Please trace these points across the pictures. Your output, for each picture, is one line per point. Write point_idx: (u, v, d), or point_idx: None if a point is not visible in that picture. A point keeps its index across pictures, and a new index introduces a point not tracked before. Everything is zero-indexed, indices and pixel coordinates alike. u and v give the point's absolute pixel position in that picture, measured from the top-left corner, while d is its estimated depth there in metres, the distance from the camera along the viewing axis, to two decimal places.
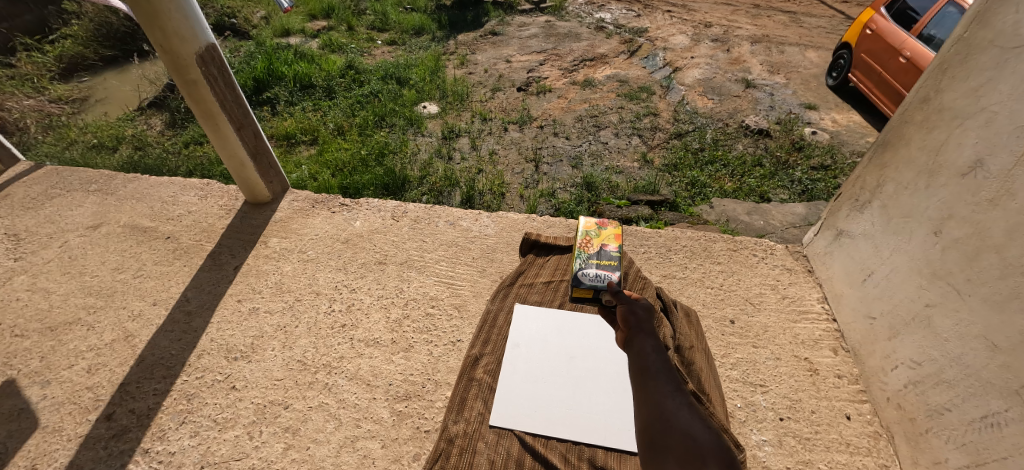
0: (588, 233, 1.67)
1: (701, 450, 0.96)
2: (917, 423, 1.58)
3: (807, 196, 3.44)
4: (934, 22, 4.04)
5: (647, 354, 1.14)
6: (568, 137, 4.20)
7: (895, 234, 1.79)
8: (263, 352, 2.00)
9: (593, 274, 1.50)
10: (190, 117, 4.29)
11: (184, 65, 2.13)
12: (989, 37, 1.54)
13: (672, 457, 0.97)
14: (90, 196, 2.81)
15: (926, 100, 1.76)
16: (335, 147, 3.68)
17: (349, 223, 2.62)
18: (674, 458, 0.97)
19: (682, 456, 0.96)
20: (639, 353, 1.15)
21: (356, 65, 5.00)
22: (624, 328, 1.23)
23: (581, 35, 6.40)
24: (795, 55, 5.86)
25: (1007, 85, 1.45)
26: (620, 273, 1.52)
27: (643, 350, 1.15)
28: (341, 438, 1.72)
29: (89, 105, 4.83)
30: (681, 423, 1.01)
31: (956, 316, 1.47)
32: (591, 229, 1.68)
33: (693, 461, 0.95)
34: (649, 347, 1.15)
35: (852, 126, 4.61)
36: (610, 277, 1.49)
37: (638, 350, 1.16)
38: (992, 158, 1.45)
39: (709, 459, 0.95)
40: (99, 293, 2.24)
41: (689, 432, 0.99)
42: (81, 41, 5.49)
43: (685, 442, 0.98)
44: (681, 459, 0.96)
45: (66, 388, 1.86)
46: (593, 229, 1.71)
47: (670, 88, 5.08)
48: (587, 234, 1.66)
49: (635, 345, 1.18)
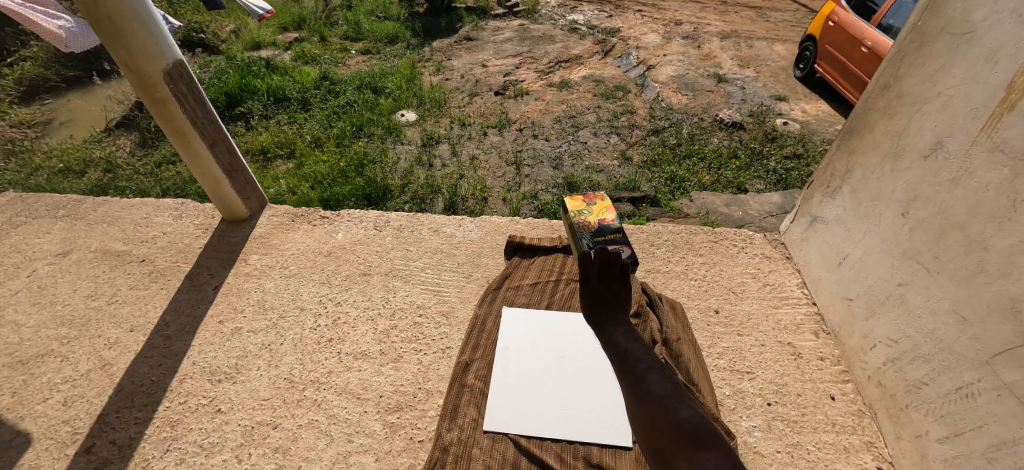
0: (581, 212, 1.71)
1: (669, 432, 0.92)
2: (897, 398, 1.63)
3: (782, 185, 3.53)
4: (892, 11, 4.19)
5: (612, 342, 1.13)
6: (548, 139, 4.23)
7: (865, 217, 1.85)
8: (248, 372, 1.95)
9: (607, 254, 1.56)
10: (160, 135, 4.19)
11: (149, 84, 2.07)
12: (941, 24, 1.61)
13: (653, 451, 0.94)
14: (58, 223, 2.72)
15: (886, 87, 1.83)
16: (313, 160, 3.64)
17: (330, 236, 2.59)
18: (652, 450, 0.94)
19: (658, 450, 0.93)
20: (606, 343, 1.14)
21: (330, 76, 4.96)
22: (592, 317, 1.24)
23: (555, 37, 6.46)
24: (763, 48, 6.01)
25: (961, 69, 1.51)
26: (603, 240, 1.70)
27: (609, 337, 1.15)
28: (334, 454, 1.69)
29: (53, 128, 4.69)
30: (648, 408, 0.97)
31: (928, 293, 1.52)
32: (582, 208, 1.72)
33: (667, 449, 0.91)
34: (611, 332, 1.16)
35: (821, 115, 4.74)
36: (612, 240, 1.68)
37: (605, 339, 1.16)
38: (951, 138, 1.51)
39: (679, 441, 0.91)
40: (72, 323, 2.17)
41: (655, 417, 0.95)
42: (42, 63, 5.32)
43: (654, 429, 0.94)
44: (657, 449, 0.93)
45: (42, 423, 1.80)
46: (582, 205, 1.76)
47: (645, 86, 5.15)
48: (580, 214, 1.70)
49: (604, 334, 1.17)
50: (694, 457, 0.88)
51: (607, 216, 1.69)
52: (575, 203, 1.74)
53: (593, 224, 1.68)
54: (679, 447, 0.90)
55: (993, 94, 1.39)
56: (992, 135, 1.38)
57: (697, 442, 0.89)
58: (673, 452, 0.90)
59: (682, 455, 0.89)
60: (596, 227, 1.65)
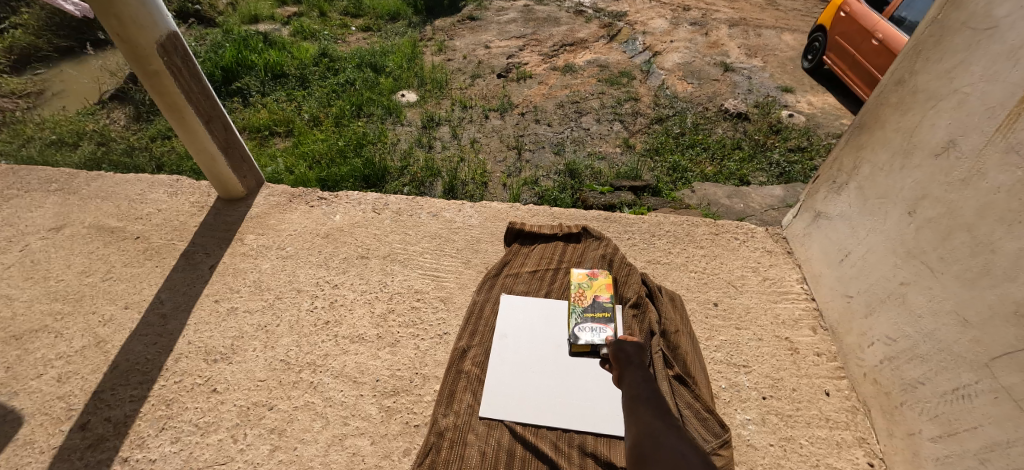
0: (581, 285, 2.00)
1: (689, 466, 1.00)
2: (892, 396, 1.64)
3: (785, 179, 3.51)
4: (905, 4, 4.13)
5: (638, 384, 1.29)
6: (550, 124, 4.16)
7: (870, 215, 1.84)
8: (244, 352, 1.95)
9: (589, 329, 1.86)
10: (155, 110, 4.10)
11: (144, 56, 2.01)
12: (962, 19, 1.56)
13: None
14: (51, 197, 2.67)
15: (901, 82, 1.78)
16: (311, 138, 3.59)
17: (328, 218, 2.55)
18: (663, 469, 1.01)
19: None
20: (631, 386, 1.29)
21: (330, 52, 4.83)
22: (617, 365, 1.41)
23: (560, 19, 6.32)
24: (772, 38, 5.91)
25: (979, 66, 1.48)
26: (612, 324, 1.86)
27: (634, 383, 1.30)
28: (329, 436, 1.70)
29: (45, 98, 4.58)
30: (669, 439, 1.09)
31: (930, 293, 1.52)
32: (583, 281, 2.01)
33: None
34: (639, 378, 1.32)
35: (827, 108, 4.69)
36: (603, 331, 1.85)
37: (629, 382, 1.31)
38: (964, 138, 1.49)
39: None
40: (67, 298, 2.15)
41: (678, 452, 1.05)
42: (33, 31, 5.18)
43: (672, 455, 1.04)
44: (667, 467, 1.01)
45: (36, 398, 1.79)
46: (586, 279, 2.04)
47: (650, 73, 5.07)
48: (580, 287, 2.00)
49: (627, 380, 1.32)
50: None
51: (603, 293, 1.96)
52: (580, 277, 2.03)
53: (589, 299, 1.96)
54: None
55: (1011, 92, 1.36)
56: (1007, 135, 1.35)
57: None
58: None
59: None
60: (590, 303, 1.94)
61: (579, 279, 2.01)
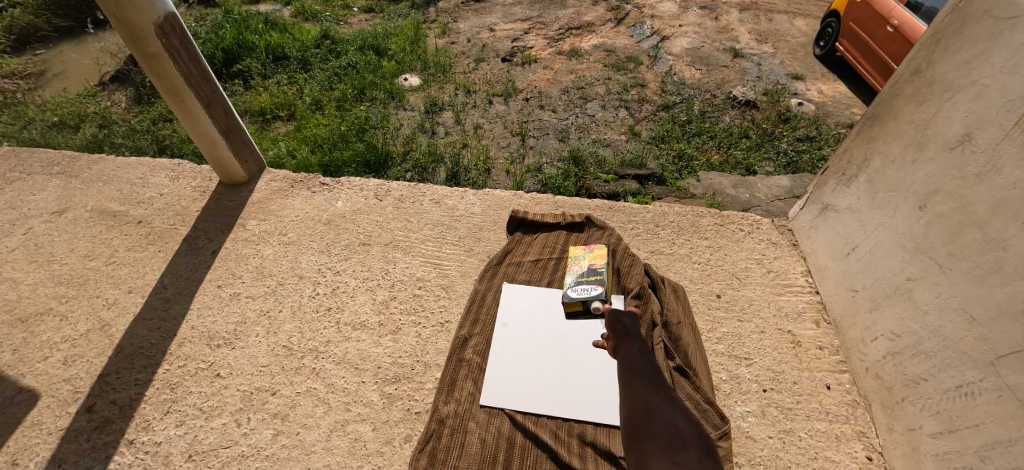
0: (579, 255, 2.05)
1: (682, 436, 0.94)
2: (894, 392, 1.63)
3: (792, 169, 3.47)
4: None
5: (634, 354, 1.22)
6: (554, 110, 4.11)
7: (879, 209, 1.81)
8: (247, 338, 1.96)
9: (581, 289, 1.90)
10: (156, 92, 4.06)
11: (142, 38, 1.97)
12: (985, 7, 1.51)
13: (654, 441, 0.95)
14: (53, 180, 2.66)
15: (917, 72, 1.73)
16: (314, 123, 3.55)
17: (330, 204, 2.54)
18: (655, 440, 0.95)
19: (663, 441, 0.94)
20: (627, 357, 1.22)
21: (332, 34, 4.75)
22: (613, 336, 1.33)
23: (567, 2, 6.19)
24: (783, 23, 5.78)
25: (1001, 57, 1.43)
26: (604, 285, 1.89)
27: (629, 354, 1.23)
28: (331, 422, 1.71)
29: (45, 79, 4.55)
30: (662, 406, 1.03)
31: (937, 290, 1.50)
32: (581, 252, 2.05)
33: (673, 445, 0.92)
34: (635, 348, 1.24)
35: (838, 96, 4.61)
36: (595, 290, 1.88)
37: (625, 353, 1.24)
38: (981, 131, 1.45)
39: (691, 445, 0.92)
40: (71, 282, 2.16)
41: (671, 423, 0.99)
42: (32, 10, 5.12)
43: (664, 424, 0.99)
44: (661, 440, 0.95)
45: (43, 381, 1.81)
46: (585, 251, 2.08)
47: (657, 58, 4.97)
48: (577, 256, 2.04)
49: (623, 351, 1.25)
50: (701, 460, 0.89)
51: (598, 261, 1.99)
52: (579, 250, 2.07)
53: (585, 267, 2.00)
54: (688, 448, 0.91)
55: None
56: None
57: (709, 452, 0.90)
58: (680, 448, 0.91)
59: (691, 453, 0.89)
60: (586, 270, 1.97)
61: (577, 251, 2.07)
